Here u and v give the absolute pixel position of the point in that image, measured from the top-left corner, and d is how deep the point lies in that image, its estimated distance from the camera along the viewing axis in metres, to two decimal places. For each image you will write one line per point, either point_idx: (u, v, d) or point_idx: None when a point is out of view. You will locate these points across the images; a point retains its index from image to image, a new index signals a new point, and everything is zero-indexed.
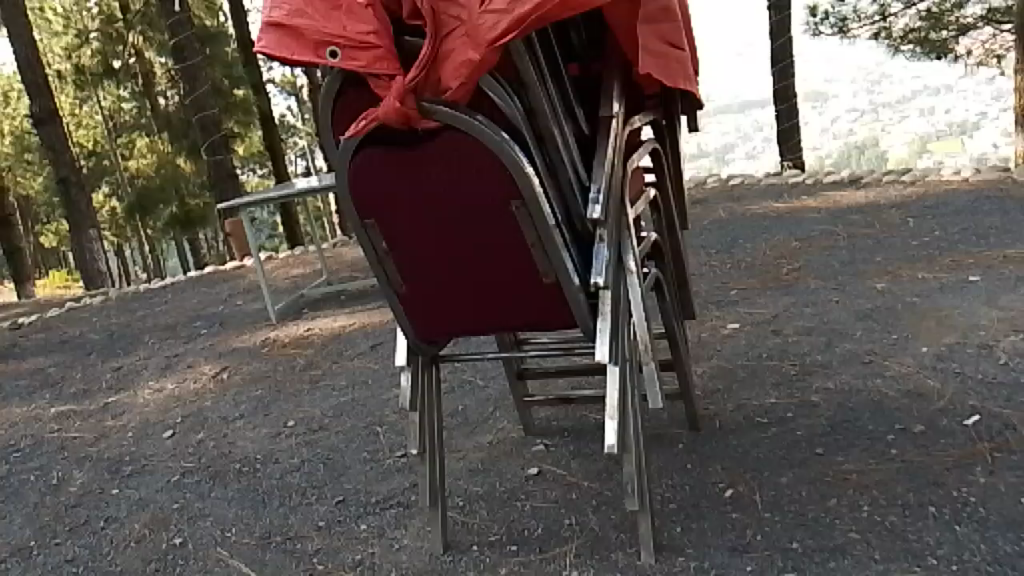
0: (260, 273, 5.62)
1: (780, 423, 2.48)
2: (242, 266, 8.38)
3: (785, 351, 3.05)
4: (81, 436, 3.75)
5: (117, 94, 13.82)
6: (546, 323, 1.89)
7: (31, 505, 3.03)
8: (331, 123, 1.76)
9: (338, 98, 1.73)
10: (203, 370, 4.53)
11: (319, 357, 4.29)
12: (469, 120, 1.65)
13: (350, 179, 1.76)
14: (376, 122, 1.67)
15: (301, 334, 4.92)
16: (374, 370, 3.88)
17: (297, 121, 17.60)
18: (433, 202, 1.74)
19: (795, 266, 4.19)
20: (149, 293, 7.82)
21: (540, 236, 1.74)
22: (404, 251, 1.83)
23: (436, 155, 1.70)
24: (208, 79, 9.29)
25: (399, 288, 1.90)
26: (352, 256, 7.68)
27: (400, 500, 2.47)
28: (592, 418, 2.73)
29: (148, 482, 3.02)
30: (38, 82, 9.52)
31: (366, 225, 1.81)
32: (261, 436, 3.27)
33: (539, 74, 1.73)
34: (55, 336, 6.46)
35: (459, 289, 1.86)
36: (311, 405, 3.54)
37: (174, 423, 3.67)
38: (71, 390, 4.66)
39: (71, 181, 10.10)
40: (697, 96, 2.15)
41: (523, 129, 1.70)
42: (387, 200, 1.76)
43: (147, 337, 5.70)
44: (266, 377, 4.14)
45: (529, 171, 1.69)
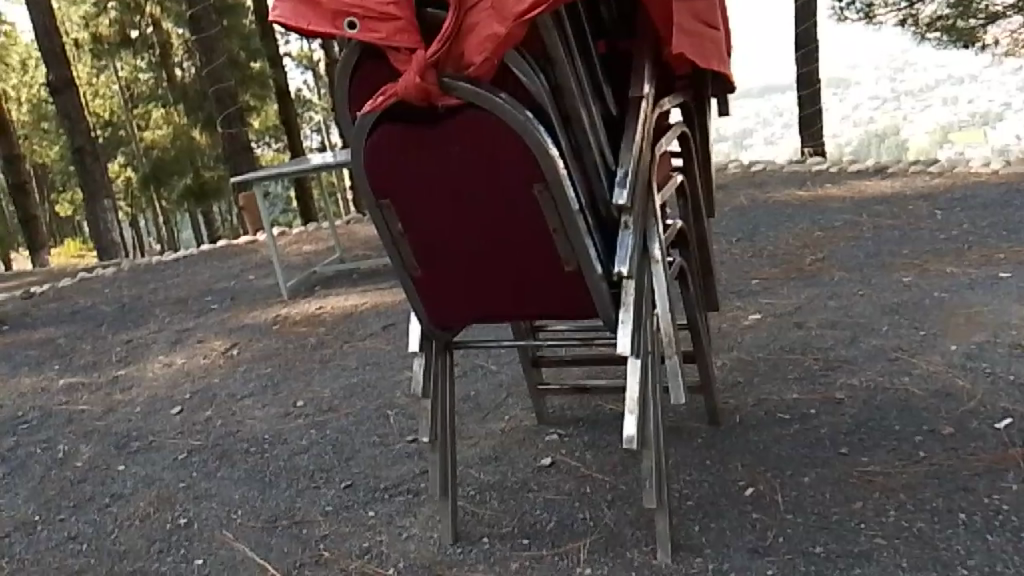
0: (272, 246, 5.53)
1: (803, 420, 2.41)
2: (255, 241, 8.33)
3: (808, 345, 2.98)
4: (88, 409, 3.71)
5: (134, 64, 13.77)
6: (566, 311, 1.81)
7: (37, 478, 3.00)
8: (347, 97, 1.68)
9: (356, 71, 1.65)
10: (213, 345, 4.49)
11: (330, 336, 4.25)
12: (492, 98, 1.57)
13: (365, 156, 1.69)
14: (395, 98, 1.59)
15: (313, 312, 4.87)
16: (386, 351, 3.83)
17: (313, 96, 17.53)
18: (451, 182, 1.67)
19: (818, 257, 4.09)
20: (162, 266, 7.80)
21: (564, 221, 1.66)
22: (419, 232, 1.76)
23: (456, 134, 1.62)
24: (224, 51, 9.21)
25: (414, 270, 1.83)
26: (365, 233, 7.62)
27: (409, 487, 2.41)
28: (608, 409, 2.67)
29: (155, 460, 2.98)
30: (55, 50, 9.47)
31: (380, 203, 1.74)
32: (269, 416, 3.22)
33: (567, 51, 1.64)
34: (67, 306, 6.44)
35: (476, 274, 1.79)
36: (321, 385, 3.49)
37: (182, 399, 3.62)
38: (80, 361, 4.63)
39: (86, 150, 10.07)
40: (729, 79, 2.06)
41: (548, 109, 1.62)
42: (403, 179, 1.69)
43: (158, 310, 5.67)
44: (277, 354, 4.09)
45: (553, 153, 1.61)
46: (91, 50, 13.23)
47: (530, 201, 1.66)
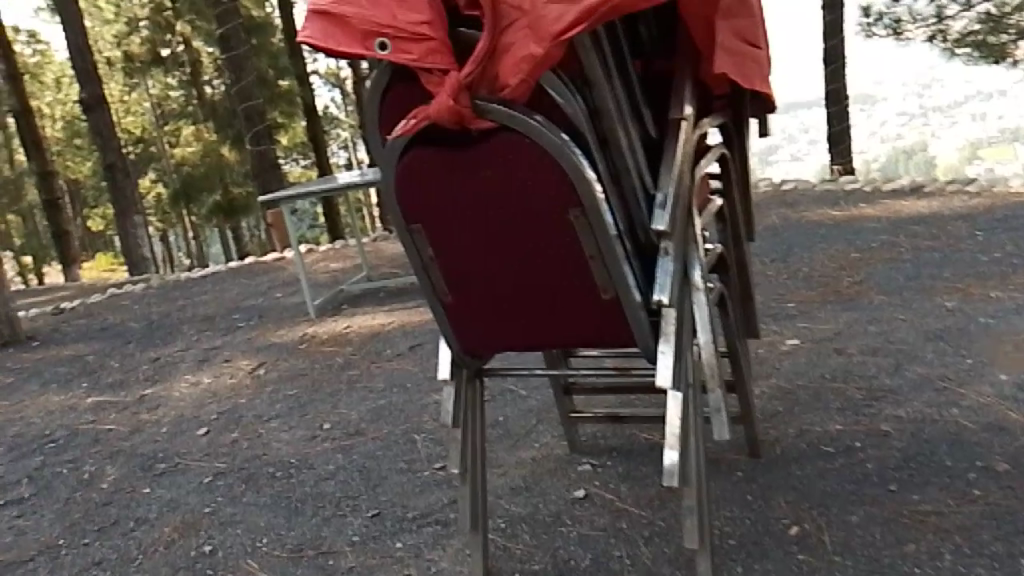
0: (300, 264, 5.51)
1: (848, 453, 2.32)
2: (282, 258, 8.35)
3: (849, 373, 2.88)
4: (115, 429, 3.69)
5: (165, 82, 13.94)
6: (602, 341, 1.73)
7: (62, 500, 2.97)
8: (378, 119, 1.62)
9: (388, 93, 1.60)
10: (240, 364, 4.47)
11: (357, 356, 4.20)
12: (528, 121, 1.50)
13: (395, 179, 1.64)
14: (426, 121, 1.53)
15: (340, 331, 4.83)
16: (413, 373, 3.77)
17: (340, 113, 17.66)
18: (483, 206, 1.61)
19: (856, 279, 3.99)
20: (190, 282, 7.84)
21: (601, 248, 1.59)
22: (451, 257, 1.70)
23: (489, 157, 1.56)
24: (253, 69, 9.30)
25: (444, 296, 1.77)
26: (392, 251, 7.61)
27: (439, 518, 2.34)
28: (642, 438, 2.59)
29: (180, 483, 2.94)
30: (88, 69, 9.61)
31: (410, 226, 1.69)
32: (295, 439, 3.17)
33: (606, 71, 1.57)
34: (96, 323, 6.48)
35: (508, 301, 1.72)
36: (347, 408, 3.44)
37: (209, 420, 3.59)
38: (109, 379, 4.63)
39: (117, 167, 10.19)
40: (771, 98, 1.98)
41: (585, 131, 1.55)
42: (434, 203, 1.64)
43: (186, 328, 5.67)
44: (303, 375, 4.06)
45: (591, 177, 1.53)
46: (123, 68, 13.43)
47: (564, 227, 1.59)
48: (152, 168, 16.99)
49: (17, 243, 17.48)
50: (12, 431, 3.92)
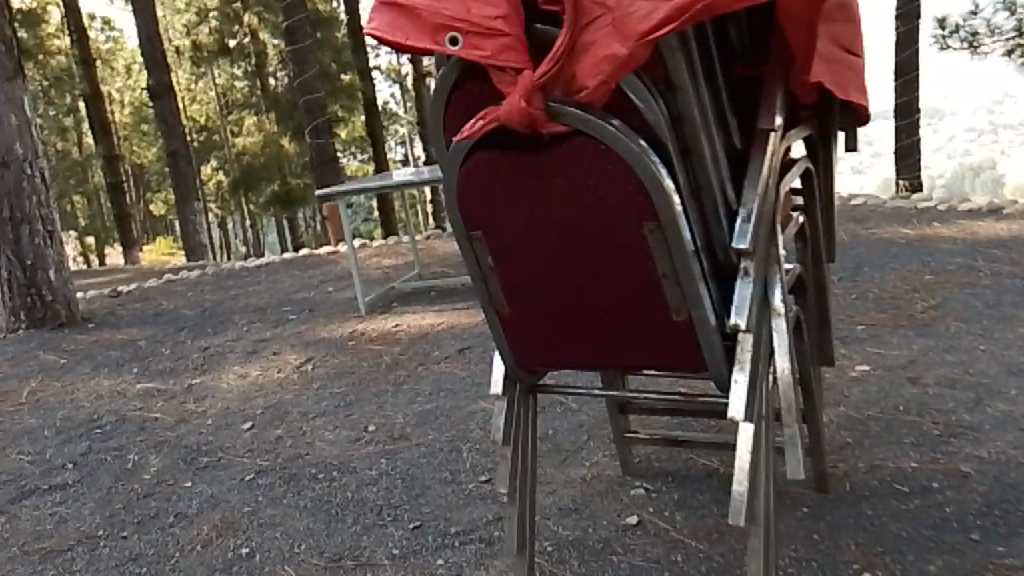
0: (353, 259, 5.47)
1: (925, 493, 2.16)
2: (336, 251, 8.37)
3: (925, 406, 2.69)
4: (161, 418, 3.68)
5: (231, 72, 14.18)
6: (671, 364, 1.61)
7: (104, 489, 2.96)
8: (443, 117, 1.53)
9: (455, 91, 1.50)
10: (288, 358, 4.44)
11: (405, 356, 4.13)
12: (604, 127, 1.39)
13: (458, 182, 1.55)
14: (497, 123, 1.43)
15: (389, 330, 4.78)
16: (460, 377, 3.68)
17: (399, 109, 17.78)
18: (549, 217, 1.51)
19: (930, 303, 3.78)
20: (244, 272, 7.89)
21: (676, 266, 1.47)
22: (511, 267, 1.61)
23: (560, 163, 1.45)
24: (316, 62, 9.39)
25: (502, 307, 1.69)
26: (445, 250, 7.56)
27: (482, 536, 2.24)
28: (700, 464, 2.45)
29: (222, 479, 2.90)
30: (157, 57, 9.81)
31: (471, 231, 1.60)
32: (338, 440, 3.10)
33: (693, 74, 1.44)
34: (151, 308, 6.56)
35: (570, 319, 1.62)
36: (393, 410, 3.36)
37: (254, 415, 3.56)
38: (159, 366, 4.65)
39: (180, 154, 10.37)
40: (864, 111, 1.84)
41: (667, 140, 1.42)
42: (497, 210, 1.55)
43: (237, 318, 5.69)
44: (350, 373, 4.00)
45: (672, 191, 1.41)
46: (191, 58, 13.72)
47: (637, 243, 1.47)
48: (214, 156, 17.31)
49: (82, 224, 17.95)
50: (62, 415, 3.95)
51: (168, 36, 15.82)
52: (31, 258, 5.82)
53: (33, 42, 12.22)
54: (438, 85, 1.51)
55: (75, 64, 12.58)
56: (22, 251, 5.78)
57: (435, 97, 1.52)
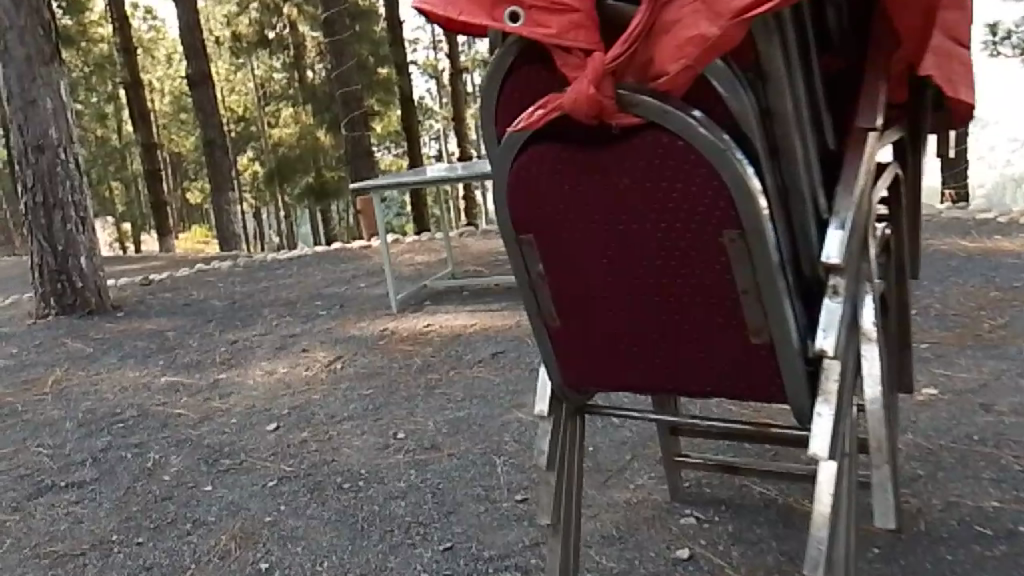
0: (386, 255, 5.32)
1: (1012, 538, 1.94)
2: (369, 246, 8.27)
3: (1002, 437, 2.47)
4: (184, 415, 3.56)
5: (270, 64, 14.18)
6: (745, 391, 1.43)
7: (122, 489, 2.84)
8: (496, 103, 1.36)
9: (512, 73, 1.32)
10: (317, 356, 4.31)
11: (437, 359, 3.96)
12: (682, 121, 1.20)
13: (510, 175, 1.39)
14: (559, 111, 1.25)
15: (421, 330, 4.62)
16: (493, 382, 3.49)
17: (436, 104, 17.70)
18: (613, 223, 1.34)
19: (999, 322, 3.53)
20: (276, 263, 7.81)
21: (759, 282, 1.28)
22: (563, 271, 1.45)
23: (629, 158, 1.27)
24: (354, 53, 9.32)
25: (553, 319, 1.53)
26: (479, 248, 7.41)
27: (518, 563, 2.07)
28: (757, 492, 2.25)
29: (244, 484, 2.75)
30: (196, 46, 9.81)
31: (520, 232, 1.44)
32: (365, 447, 2.94)
33: (789, 64, 1.24)
34: (180, 298, 6.48)
35: (628, 333, 1.46)
36: (423, 416, 3.19)
37: (280, 415, 3.42)
38: (186, 359, 4.55)
39: (217, 143, 10.35)
40: (967, 117, 1.64)
41: (756, 138, 1.23)
42: (554, 212, 1.38)
43: (267, 311, 5.59)
44: (380, 374, 3.84)
45: (759, 197, 1.23)
46: (231, 48, 13.72)
47: (714, 254, 1.29)
48: (250, 146, 17.34)
49: (120, 210, 18.10)
50: (85, 407, 3.86)
51: (209, 26, 15.88)
52: (63, 244, 5.76)
53: (76, 28, 12.30)
54: (492, 67, 1.33)
55: (116, 52, 12.62)
56: (54, 236, 5.72)
57: (488, 78, 1.34)
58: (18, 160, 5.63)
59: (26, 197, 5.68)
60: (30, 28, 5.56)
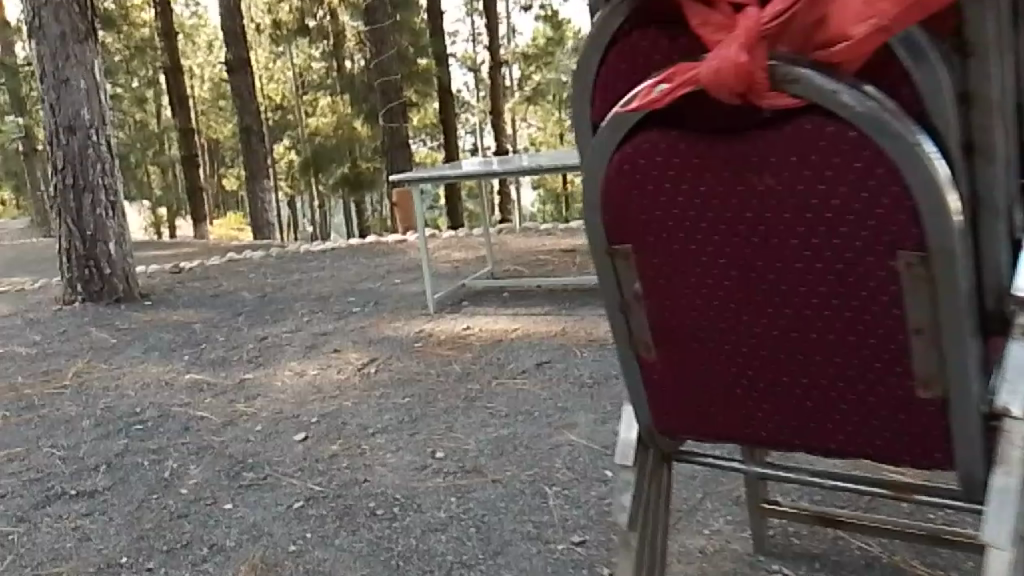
0: (423, 251, 5.05)
1: None
2: (404, 240, 8.03)
3: None
4: (207, 418, 3.33)
5: (309, 53, 14.04)
6: (901, 455, 1.12)
7: (135, 502, 2.59)
8: (594, 79, 1.09)
9: (618, 40, 1.05)
10: (350, 358, 4.06)
11: (477, 366, 3.67)
12: (856, 103, 0.91)
13: (609, 169, 1.11)
14: (687, 86, 0.97)
15: (459, 333, 4.34)
16: (540, 395, 3.17)
17: (472, 98, 17.50)
18: (743, 237, 1.05)
19: None
20: (309, 255, 7.59)
21: (939, 319, 0.98)
22: (666, 293, 1.16)
23: (775, 152, 0.98)
24: (395, 42, 9.13)
25: (648, 351, 1.24)
26: (518, 246, 7.13)
27: None
28: (856, 549, 1.94)
29: (267, 503, 2.50)
30: (236, 32, 9.66)
31: (614, 240, 1.16)
32: (401, 466, 2.65)
33: (999, 34, 0.93)
34: (210, 288, 6.29)
35: (747, 374, 1.17)
36: (463, 431, 2.89)
37: (308, 424, 3.15)
38: (212, 355, 4.32)
39: (253, 130, 10.19)
40: None
41: (952, 131, 0.92)
42: (664, 220, 1.10)
43: (299, 306, 5.36)
44: (415, 382, 3.55)
45: (954, 207, 0.92)
46: (271, 36, 13.63)
47: (881, 280, 0.99)
48: (287, 135, 17.25)
49: (157, 195, 18.10)
50: (104, 404, 3.65)
51: (250, 14, 15.79)
52: (92, 229, 5.59)
53: (119, 12, 12.25)
54: (592, 34, 1.07)
55: (157, 37, 12.54)
56: (83, 220, 5.55)
57: (587, 46, 1.08)
58: (49, 140, 5.46)
59: (57, 178, 5.50)
60: (65, 4, 5.35)
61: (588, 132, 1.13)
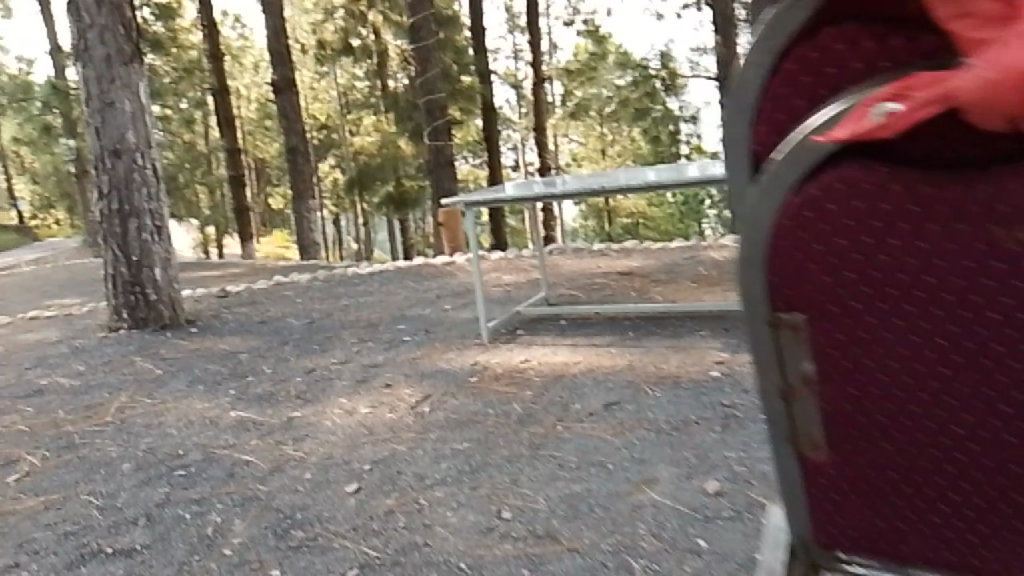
0: (476, 277, 4.80)
1: None
2: (453, 262, 7.84)
3: None
4: (253, 463, 3.11)
5: (354, 72, 14.12)
6: None
7: (175, 564, 2.37)
8: (757, 102, 0.80)
9: (794, 48, 0.76)
10: (402, 393, 3.82)
11: (540, 406, 3.39)
12: None
13: (783, 217, 0.80)
14: (931, 107, 0.68)
15: (518, 365, 4.08)
16: (614, 444, 2.87)
17: (514, 114, 17.41)
18: (977, 313, 0.76)
19: None
20: (356, 278, 7.43)
21: None
22: (848, 380, 0.84)
23: None
24: (440, 60, 9.00)
25: (815, 450, 0.91)
26: (570, 268, 6.88)
27: None
28: None
29: (319, 571, 2.25)
30: (282, 53, 9.67)
31: (781, 306, 0.84)
32: (463, 528, 2.38)
33: None
34: (256, 314, 6.12)
35: (958, 490, 0.85)
36: (531, 486, 2.62)
37: (360, 472, 2.91)
38: (258, 389, 4.11)
39: (299, 150, 10.14)
40: None
41: None
42: (858, 285, 0.79)
43: (346, 334, 5.16)
44: (472, 424, 3.27)
45: None
46: (317, 57, 13.68)
47: None
48: (332, 153, 17.33)
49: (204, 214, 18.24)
50: (146, 444, 3.46)
51: (295, 36, 15.95)
52: (137, 255, 5.46)
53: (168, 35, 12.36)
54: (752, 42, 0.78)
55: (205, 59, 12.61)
56: (128, 246, 5.43)
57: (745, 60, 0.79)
58: (95, 165, 5.36)
59: (102, 204, 5.40)
60: (111, 27, 5.26)
61: (744, 173, 0.83)
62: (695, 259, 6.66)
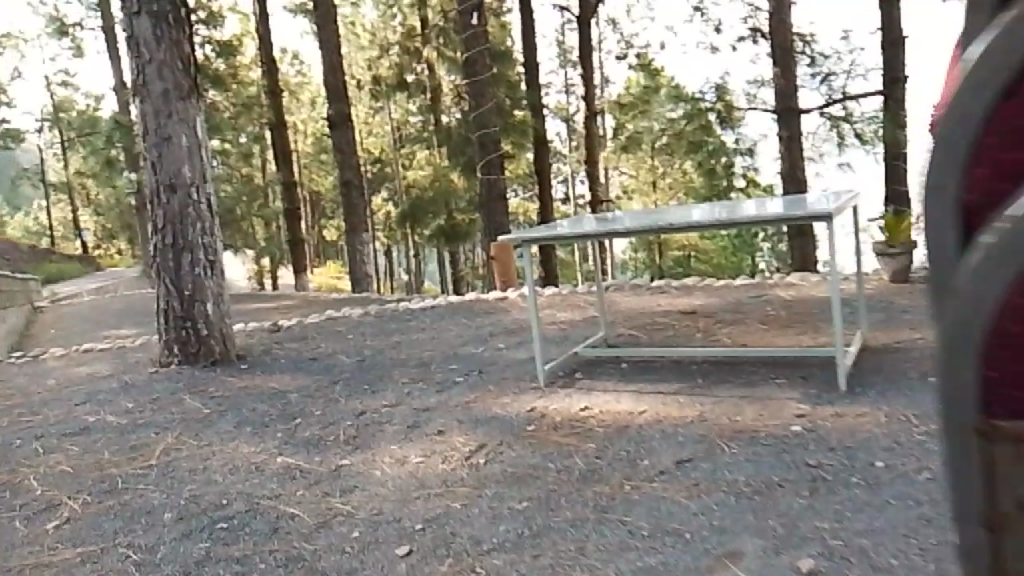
0: (533, 318, 4.58)
1: None
2: (505, 298, 7.66)
3: None
4: (301, 517, 2.92)
5: (407, 107, 14.21)
6: None
7: None
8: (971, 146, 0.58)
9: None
10: (456, 441, 3.61)
11: (604, 461, 3.15)
12: None
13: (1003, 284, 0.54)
14: None
15: (578, 413, 3.83)
16: (689, 509, 2.61)
17: (565, 148, 17.33)
18: None
19: None
20: (407, 314, 7.28)
21: None
22: None
23: None
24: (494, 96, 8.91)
25: None
26: (628, 306, 6.63)
27: None
28: None
29: None
30: (338, 88, 9.72)
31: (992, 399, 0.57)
32: None
33: None
34: (307, 350, 5.99)
35: None
36: (599, 555, 2.37)
37: (412, 531, 2.70)
38: (307, 433, 3.95)
39: (352, 185, 10.11)
40: None
41: None
42: None
43: (398, 374, 4.98)
44: (532, 479, 3.05)
45: None
46: (372, 92, 13.82)
47: None
48: (385, 187, 17.42)
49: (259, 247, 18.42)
50: (190, 492, 3.30)
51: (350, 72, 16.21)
52: (190, 289, 5.39)
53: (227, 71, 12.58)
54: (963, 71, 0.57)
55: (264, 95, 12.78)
56: (181, 280, 5.36)
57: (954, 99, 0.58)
58: (150, 199, 5.32)
59: (156, 238, 5.35)
60: (169, 62, 5.24)
61: (953, 237, 0.60)
62: (760, 298, 6.35)
